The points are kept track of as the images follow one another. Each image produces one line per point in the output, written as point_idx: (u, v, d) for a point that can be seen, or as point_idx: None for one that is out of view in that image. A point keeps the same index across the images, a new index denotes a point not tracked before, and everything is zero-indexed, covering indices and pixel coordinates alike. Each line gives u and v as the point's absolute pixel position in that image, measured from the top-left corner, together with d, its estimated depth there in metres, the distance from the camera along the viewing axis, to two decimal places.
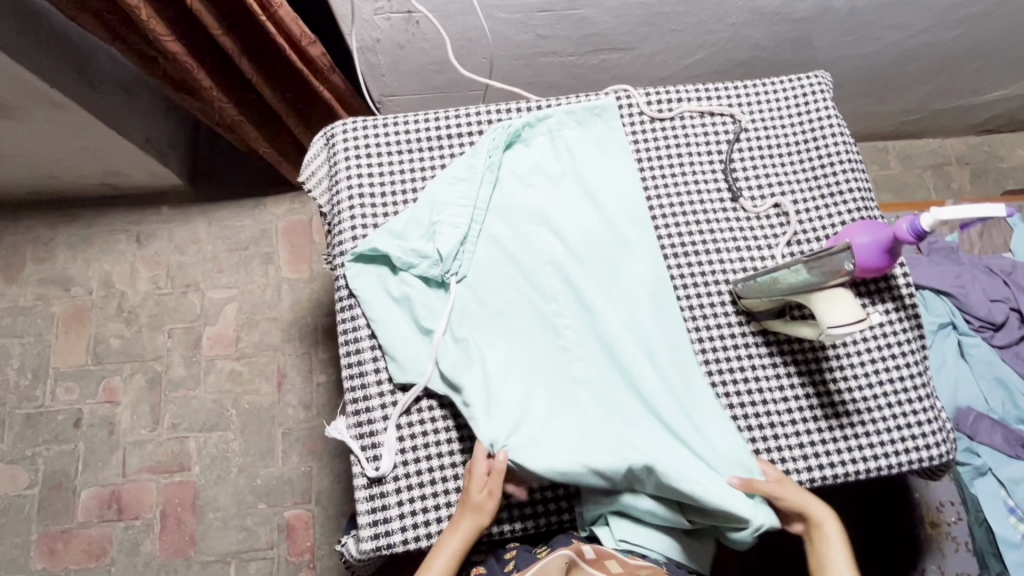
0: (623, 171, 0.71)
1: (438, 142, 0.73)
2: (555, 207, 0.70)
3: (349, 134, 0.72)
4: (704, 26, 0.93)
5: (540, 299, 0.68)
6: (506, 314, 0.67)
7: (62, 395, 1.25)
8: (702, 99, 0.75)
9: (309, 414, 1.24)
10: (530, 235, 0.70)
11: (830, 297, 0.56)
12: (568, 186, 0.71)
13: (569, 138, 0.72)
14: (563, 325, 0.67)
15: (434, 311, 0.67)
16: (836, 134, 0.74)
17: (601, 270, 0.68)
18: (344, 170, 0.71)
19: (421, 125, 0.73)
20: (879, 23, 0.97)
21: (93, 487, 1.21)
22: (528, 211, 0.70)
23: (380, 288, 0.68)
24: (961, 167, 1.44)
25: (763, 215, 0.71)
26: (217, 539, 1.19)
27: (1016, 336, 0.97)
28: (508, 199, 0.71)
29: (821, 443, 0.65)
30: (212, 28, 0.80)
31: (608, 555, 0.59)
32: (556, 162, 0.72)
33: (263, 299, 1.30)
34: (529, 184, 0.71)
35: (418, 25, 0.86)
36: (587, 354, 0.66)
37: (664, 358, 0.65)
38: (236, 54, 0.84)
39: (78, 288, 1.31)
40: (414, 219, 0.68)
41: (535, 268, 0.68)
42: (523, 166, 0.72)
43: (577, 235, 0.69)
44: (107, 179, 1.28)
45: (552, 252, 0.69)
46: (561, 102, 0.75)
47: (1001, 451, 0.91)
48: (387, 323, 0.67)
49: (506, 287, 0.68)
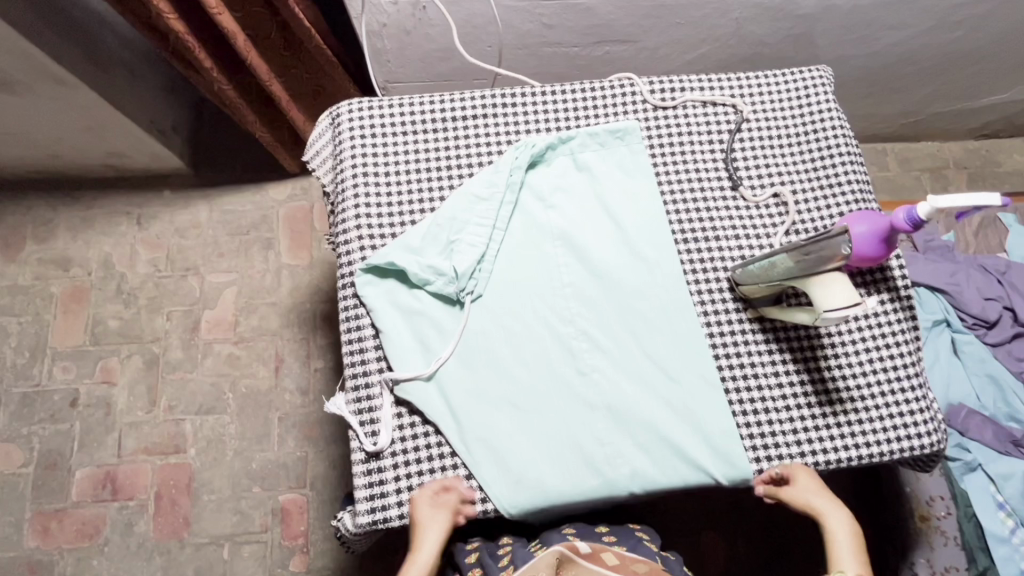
0: (644, 193, 0.71)
1: (448, 135, 0.73)
2: (578, 228, 0.70)
3: (356, 121, 0.72)
4: (708, 20, 0.94)
5: (556, 321, 0.67)
6: (516, 324, 0.67)
7: (60, 374, 1.25)
8: (705, 89, 0.75)
9: (307, 400, 1.24)
10: (550, 254, 0.69)
11: (825, 282, 0.57)
12: (587, 204, 0.71)
13: (591, 159, 0.72)
14: (580, 350, 0.67)
15: (443, 328, 0.67)
16: (836, 126, 0.75)
17: (623, 296, 0.68)
18: (351, 159, 0.72)
19: (433, 125, 0.73)
20: (880, 23, 0.98)
21: (88, 467, 1.21)
22: (547, 230, 0.70)
23: (392, 301, 0.68)
24: (958, 171, 1.46)
25: (762, 204, 0.72)
26: (212, 521, 1.19)
27: (1009, 335, 0.98)
28: (526, 217, 0.71)
29: (815, 430, 0.66)
30: (213, 7, 0.80)
31: (602, 548, 0.62)
32: (578, 182, 0.72)
33: (262, 284, 1.31)
34: (549, 204, 0.71)
35: (425, 10, 0.87)
36: (607, 381, 0.66)
37: (680, 386, 0.65)
38: (234, 33, 0.85)
39: (77, 268, 1.31)
40: (430, 235, 0.68)
41: (553, 288, 0.68)
42: (545, 185, 0.71)
43: (600, 257, 0.69)
44: (109, 161, 1.28)
45: (570, 272, 0.69)
46: (582, 120, 0.74)
47: (991, 448, 0.92)
48: (395, 334, 0.66)
49: (523, 307, 0.68)
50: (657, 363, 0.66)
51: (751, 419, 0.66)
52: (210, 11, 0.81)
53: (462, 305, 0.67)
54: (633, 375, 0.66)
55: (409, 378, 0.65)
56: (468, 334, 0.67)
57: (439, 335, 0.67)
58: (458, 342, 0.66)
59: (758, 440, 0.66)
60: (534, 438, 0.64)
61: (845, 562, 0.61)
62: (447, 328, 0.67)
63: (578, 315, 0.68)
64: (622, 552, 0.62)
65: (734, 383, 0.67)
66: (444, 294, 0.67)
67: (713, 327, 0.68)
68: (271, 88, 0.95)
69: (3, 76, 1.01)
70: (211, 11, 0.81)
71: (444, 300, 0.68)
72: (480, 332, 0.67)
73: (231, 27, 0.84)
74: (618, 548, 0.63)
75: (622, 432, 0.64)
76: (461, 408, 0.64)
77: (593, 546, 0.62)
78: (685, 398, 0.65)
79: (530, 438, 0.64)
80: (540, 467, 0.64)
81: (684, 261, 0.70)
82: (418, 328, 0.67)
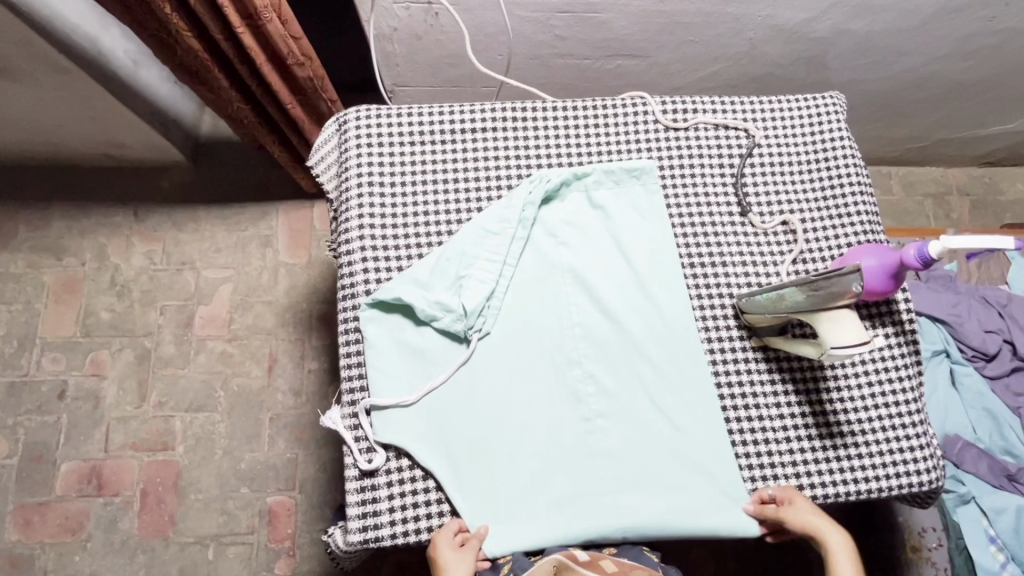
0: (657, 233, 0.70)
1: (459, 159, 0.71)
2: (589, 266, 0.69)
3: (364, 142, 0.71)
4: (722, 38, 0.93)
5: (564, 363, 0.66)
6: (521, 361, 0.65)
7: (48, 365, 1.23)
8: (717, 111, 0.75)
9: (299, 401, 1.23)
10: (560, 292, 0.68)
11: (833, 318, 0.56)
12: (599, 243, 0.70)
13: (605, 197, 0.71)
14: (587, 395, 0.65)
15: (442, 361, 0.65)
16: (847, 154, 0.74)
17: (635, 340, 0.67)
18: (356, 176, 0.70)
19: (443, 148, 0.72)
20: (894, 49, 0.98)
21: (74, 461, 1.19)
22: (557, 267, 0.69)
23: (397, 337, 0.66)
24: (962, 198, 1.46)
25: (770, 231, 0.72)
26: (197, 521, 1.17)
27: (1007, 368, 0.98)
28: (538, 255, 0.69)
29: (814, 463, 0.65)
30: (236, 26, 0.73)
31: (601, 555, 0.61)
32: (592, 220, 0.70)
33: (259, 281, 1.29)
34: (560, 240, 0.70)
35: (437, 17, 0.85)
36: (613, 427, 0.64)
37: (689, 435, 0.64)
38: (256, 52, 0.78)
39: (70, 258, 1.29)
40: (438, 270, 0.66)
41: (562, 327, 0.67)
42: (558, 221, 0.70)
43: (611, 298, 0.68)
44: (107, 150, 1.26)
45: (581, 313, 0.68)
46: (597, 155, 0.73)
47: (985, 481, 0.91)
48: (394, 366, 0.65)
49: (529, 339, 0.66)
50: (661, 410, 0.65)
51: (752, 449, 0.65)
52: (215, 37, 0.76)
53: (469, 342, 0.66)
54: (638, 420, 0.64)
55: (388, 403, 0.63)
56: (473, 373, 0.65)
57: (438, 371, 0.65)
58: (453, 375, 0.65)
59: (757, 471, 0.65)
60: (535, 472, 0.63)
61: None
62: (446, 362, 0.65)
63: (586, 359, 0.66)
64: (620, 559, 0.60)
65: (735, 411, 0.66)
66: (451, 332, 0.65)
67: (719, 360, 0.67)
68: (289, 109, 0.92)
69: (3, 62, 0.99)
70: (234, 31, 0.74)
71: (450, 337, 0.66)
72: (485, 366, 0.65)
73: (234, 55, 0.79)
74: (619, 556, 0.62)
75: (628, 479, 0.63)
76: (459, 436, 0.63)
77: (592, 554, 0.61)
78: (692, 448, 0.63)
79: (526, 463, 0.63)
80: (538, 496, 0.62)
81: (692, 294, 0.69)
82: (414, 363, 0.65)
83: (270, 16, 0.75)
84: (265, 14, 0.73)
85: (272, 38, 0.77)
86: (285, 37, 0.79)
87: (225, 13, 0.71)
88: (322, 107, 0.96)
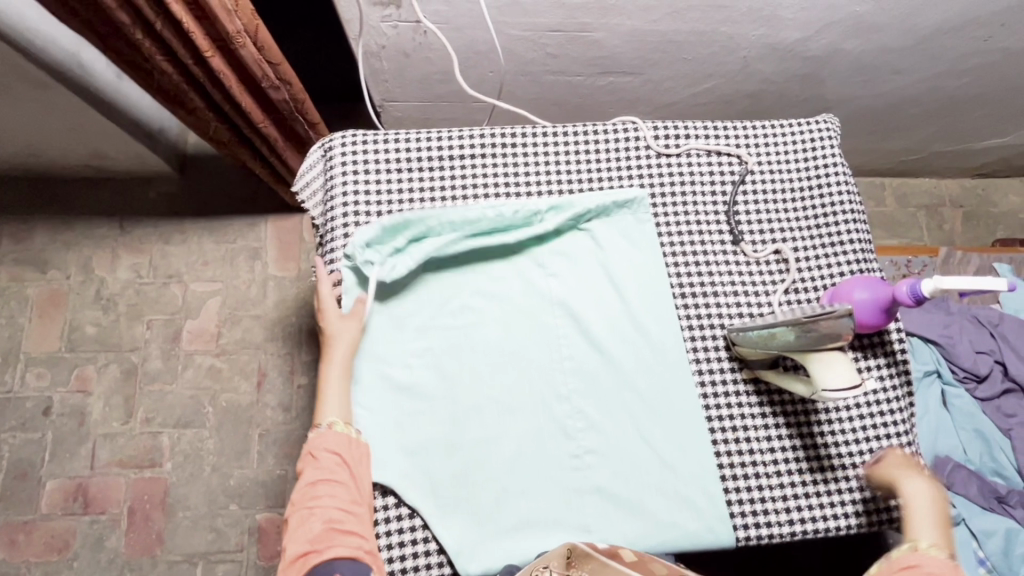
0: (647, 263, 0.69)
1: (447, 189, 0.70)
2: (578, 296, 0.68)
3: (350, 171, 0.69)
4: (715, 57, 0.92)
5: (552, 399, 0.65)
6: (510, 395, 0.64)
7: (32, 381, 1.22)
8: (710, 137, 0.74)
9: (288, 417, 1.22)
10: (549, 324, 0.67)
11: (825, 360, 0.56)
12: (589, 273, 0.69)
13: (595, 227, 0.70)
14: (576, 431, 0.64)
15: (425, 394, 0.64)
16: (840, 181, 0.73)
17: (624, 375, 0.66)
18: (341, 207, 0.69)
19: (431, 177, 0.70)
20: (889, 66, 0.96)
21: (60, 478, 1.18)
22: (546, 299, 0.68)
23: (382, 372, 0.64)
24: (954, 210, 1.46)
25: (762, 260, 0.71)
26: (185, 538, 1.16)
27: (998, 390, 0.97)
28: (526, 285, 0.68)
29: (804, 497, 0.65)
30: (206, 51, 0.72)
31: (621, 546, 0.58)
32: (582, 250, 0.70)
33: (248, 295, 1.28)
34: (550, 271, 0.69)
35: (425, 35, 0.84)
36: (601, 464, 0.63)
37: (678, 470, 0.63)
38: (226, 75, 0.77)
39: (55, 271, 1.27)
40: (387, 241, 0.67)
41: (551, 360, 0.66)
42: (545, 251, 0.69)
43: (601, 331, 0.67)
44: (92, 162, 1.23)
45: (571, 345, 0.67)
46: (587, 182, 0.72)
47: (975, 503, 0.91)
48: (378, 404, 0.63)
49: (518, 372, 0.65)
50: (652, 447, 0.64)
51: (742, 482, 0.65)
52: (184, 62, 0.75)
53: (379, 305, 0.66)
54: (628, 456, 0.64)
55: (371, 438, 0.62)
56: (460, 407, 0.64)
57: (425, 408, 0.64)
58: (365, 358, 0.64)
59: (747, 506, 0.64)
60: (523, 511, 0.61)
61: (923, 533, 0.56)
62: (430, 396, 0.64)
63: (574, 394, 0.65)
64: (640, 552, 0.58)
65: (726, 445, 0.66)
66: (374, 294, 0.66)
67: (709, 393, 0.67)
68: (262, 128, 0.90)
69: None
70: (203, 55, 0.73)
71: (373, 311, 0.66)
72: (473, 407, 0.64)
73: (205, 78, 0.78)
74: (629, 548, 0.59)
75: (616, 517, 0.62)
76: (446, 476, 0.62)
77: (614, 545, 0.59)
78: (680, 485, 0.63)
79: (515, 501, 0.62)
80: (525, 535, 0.61)
81: (682, 323, 0.68)
82: (400, 399, 0.64)
83: (245, 42, 0.74)
84: (238, 39, 0.72)
85: (244, 62, 0.76)
86: (259, 61, 0.77)
87: (193, 39, 0.70)
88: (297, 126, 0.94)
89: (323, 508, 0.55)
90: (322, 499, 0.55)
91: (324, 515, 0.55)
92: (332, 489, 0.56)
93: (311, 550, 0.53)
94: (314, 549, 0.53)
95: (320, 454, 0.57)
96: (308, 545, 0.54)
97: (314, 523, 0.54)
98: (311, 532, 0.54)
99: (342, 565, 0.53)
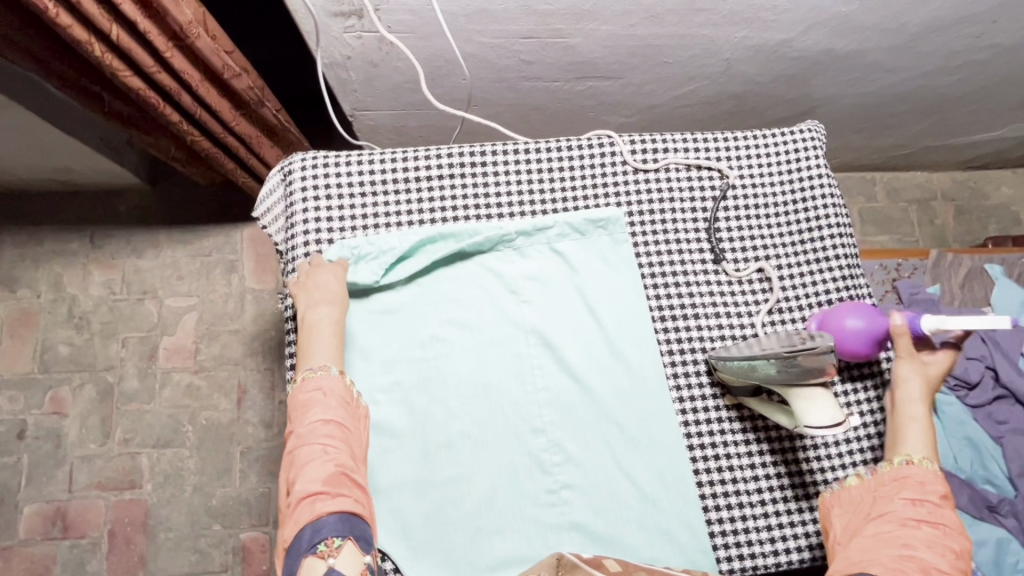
0: (625, 284, 0.66)
1: (415, 213, 0.67)
2: (553, 322, 0.65)
3: (311, 198, 0.66)
4: (696, 60, 0.88)
5: (528, 433, 0.62)
6: (483, 431, 0.62)
7: (5, 404, 1.19)
8: (690, 149, 0.70)
9: (269, 434, 1.19)
10: (523, 353, 0.64)
11: (806, 396, 0.55)
12: (564, 297, 0.66)
13: (569, 250, 0.67)
14: (552, 465, 0.62)
15: (394, 428, 0.61)
16: (826, 194, 0.70)
17: (602, 406, 0.63)
18: (303, 234, 0.65)
19: (397, 201, 0.67)
20: (879, 66, 0.93)
21: (37, 503, 1.15)
22: (520, 327, 0.65)
23: None
24: (946, 204, 1.43)
25: (744, 279, 0.68)
26: (168, 560, 1.14)
27: (989, 397, 0.96)
28: (497, 312, 0.65)
29: (789, 525, 0.63)
30: (164, 51, 0.69)
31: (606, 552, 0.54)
32: (556, 273, 0.67)
33: (225, 309, 1.25)
34: (523, 297, 0.66)
35: (392, 45, 0.80)
36: (578, 499, 0.61)
37: (659, 502, 0.61)
38: (190, 74, 0.74)
39: (24, 289, 1.23)
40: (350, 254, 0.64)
41: (525, 392, 0.63)
42: (519, 276, 0.66)
43: (578, 359, 0.64)
44: (58, 176, 1.19)
45: (545, 375, 0.64)
46: (561, 201, 0.69)
47: (967, 512, 0.89)
48: None
49: (492, 406, 0.62)
50: (634, 482, 0.62)
51: (724, 512, 0.63)
52: (147, 71, 0.70)
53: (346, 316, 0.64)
54: (606, 489, 0.61)
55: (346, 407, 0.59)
56: (431, 444, 0.61)
57: (394, 445, 0.61)
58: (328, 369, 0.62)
59: (730, 538, 0.62)
60: (497, 551, 0.59)
61: (913, 445, 0.57)
62: (400, 432, 0.61)
63: (550, 427, 0.63)
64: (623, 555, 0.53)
65: (709, 475, 0.63)
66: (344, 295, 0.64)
67: (690, 420, 0.64)
68: (236, 127, 0.87)
69: None
70: (163, 56, 0.69)
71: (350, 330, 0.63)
72: (444, 445, 0.61)
73: (173, 84, 0.74)
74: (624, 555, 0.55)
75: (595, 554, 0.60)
76: (416, 518, 0.59)
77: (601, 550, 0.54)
78: (661, 519, 0.61)
79: (492, 542, 0.59)
80: None
81: (662, 347, 0.66)
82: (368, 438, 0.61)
83: (198, 32, 0.70)
84: (192, 30, 0.68)
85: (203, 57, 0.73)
86: (217, 52, 0.74)
87: (149, 39, 0.66)
88: (268, 114, 0.90)
89: (336, 451, 0.52)
90: (335, 441, 0.53)
91: (338, 458, 0.52)
92: (344, 436, 0.54)
93: (324, 490, 0.50)
94: (326, 492, 0.50)
95: (328, 395, 0.55)
96: (320, 485, 0.50)
97: (328, 464, 0.51)
98: (326, 472, 0.51)
99: (349, 516, 0.50)
